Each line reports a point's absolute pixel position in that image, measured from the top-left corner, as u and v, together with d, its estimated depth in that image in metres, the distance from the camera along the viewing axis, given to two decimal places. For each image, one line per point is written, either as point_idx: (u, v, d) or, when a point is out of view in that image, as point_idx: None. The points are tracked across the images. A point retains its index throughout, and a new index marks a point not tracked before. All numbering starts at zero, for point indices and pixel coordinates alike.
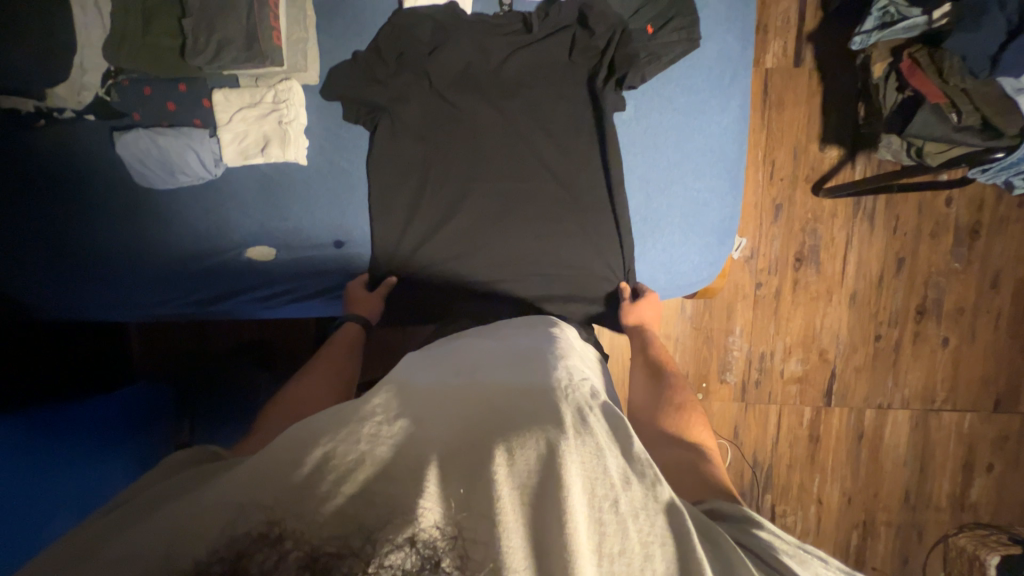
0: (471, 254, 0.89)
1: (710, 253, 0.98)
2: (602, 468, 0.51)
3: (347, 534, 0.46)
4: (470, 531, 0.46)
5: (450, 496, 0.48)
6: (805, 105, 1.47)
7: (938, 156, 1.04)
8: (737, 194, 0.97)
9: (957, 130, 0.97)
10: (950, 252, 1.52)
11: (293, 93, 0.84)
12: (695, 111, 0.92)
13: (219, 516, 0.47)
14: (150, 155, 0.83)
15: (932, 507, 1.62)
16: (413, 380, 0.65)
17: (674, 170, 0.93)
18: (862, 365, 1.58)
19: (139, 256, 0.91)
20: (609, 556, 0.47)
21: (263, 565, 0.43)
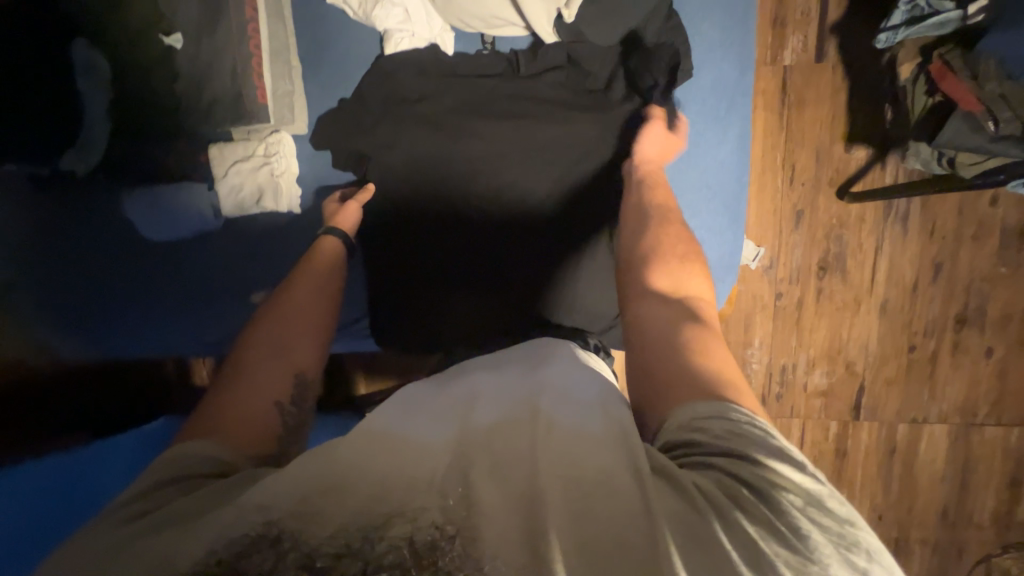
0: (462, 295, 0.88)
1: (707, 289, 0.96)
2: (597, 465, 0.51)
3: (347, 535, 0.47)
4: (468, 530, 0.47)
5: (447, 497, 0.49)
6: (828, 103, 1.37)
7: (973, 168, 0.95)
8: (737, 230, 0.96)
9: (994, 141, 0.87)
10: (996, 255, 1.40)
11: (282, 143, 0.90)
12: (690, 146, 0.93)
13: (216, 523, 0.48)
14: (153, 212, 0.90)
15: (973, 524, 1.52)
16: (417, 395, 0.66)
17: None
18: (894, 377, 1.49)
19: (148, 297, 0.94)
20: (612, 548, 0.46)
21: (262, 566, 0.45)
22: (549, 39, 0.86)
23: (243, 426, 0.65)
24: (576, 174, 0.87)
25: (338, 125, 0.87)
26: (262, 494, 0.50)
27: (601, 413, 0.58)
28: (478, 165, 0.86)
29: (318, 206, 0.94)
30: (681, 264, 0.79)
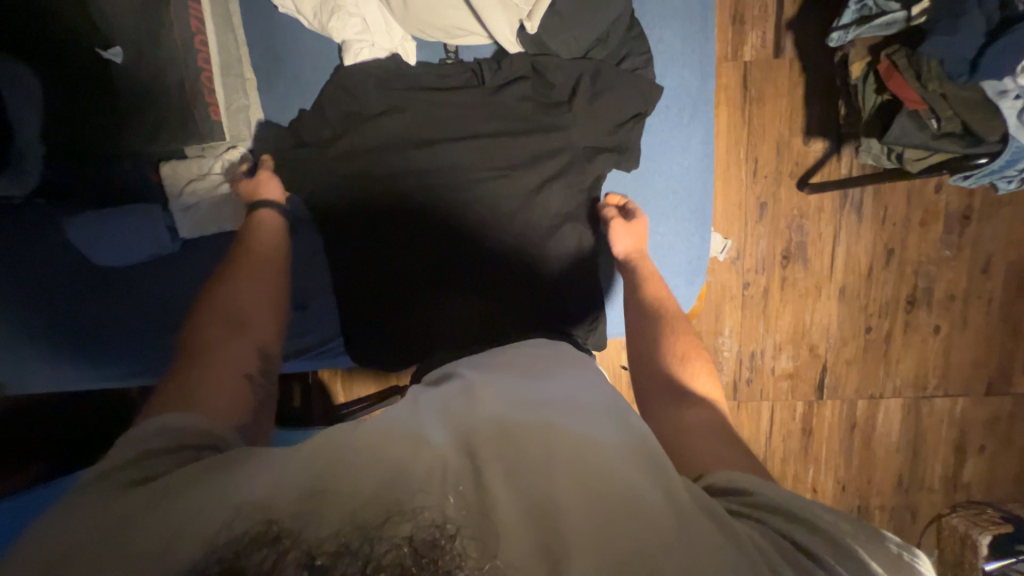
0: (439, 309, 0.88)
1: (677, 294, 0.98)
2: (606, 466, 0.52)
3: (347, 534, 0.46)
4: (471, 528, 0.46)
5: (453, 496, 0.48)
6: (787, 98, 1.41)
7: (918, 162, 1.00)
8: (704, 234, 0.97)
9: (935, 137, 0.93)
10: (941, 239, 1.49)
11: (242, 162, 0.86)
12: (654, 154, 0.95)
13: (213, 520, 0.47)
14: (100, 236, 0.82)
15: (925, 488, 1.64)
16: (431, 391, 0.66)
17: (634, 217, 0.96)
18: (853, 357, 1.58)
19: (105, 329, 0.89)
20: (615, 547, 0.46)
21: (261, 566, 0.43)
22: (514, 50, 0.85)
23: (217, 403, 0.64)
24: (550, 185, 0.85)
25: (298, 144, 0.84)
26: (263, 490, 0.49)
27: (610, 416, 0.59)
28: (448, 176, 0.84)
29: (282, 223, 0.90)
30: (685, 362, 0.81)
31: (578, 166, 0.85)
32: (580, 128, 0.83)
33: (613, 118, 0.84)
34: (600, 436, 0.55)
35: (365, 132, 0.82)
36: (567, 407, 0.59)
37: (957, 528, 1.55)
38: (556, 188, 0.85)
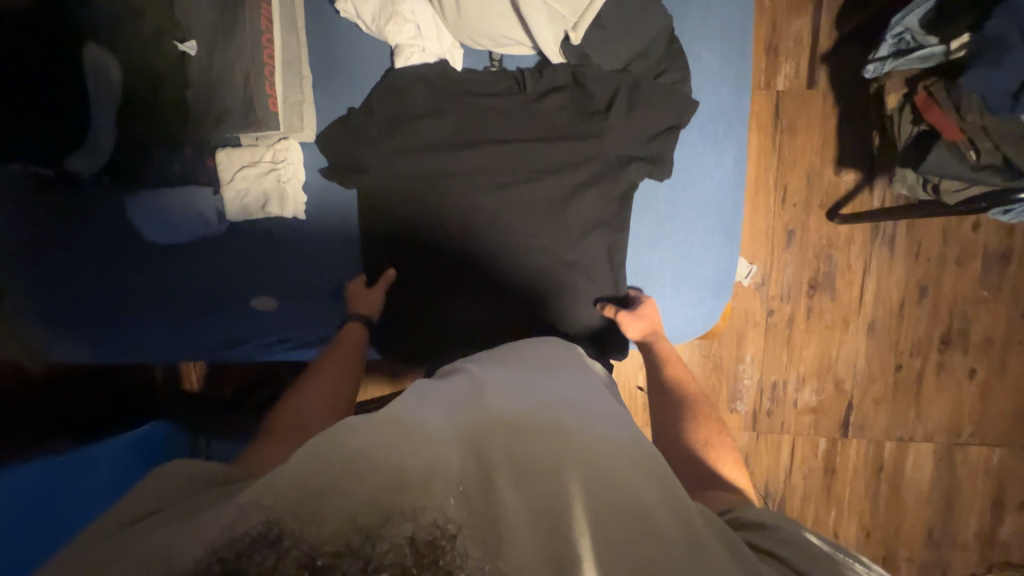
0: (465, 303, 0.91)
1: (703, 307, 0.97)
2: (608, 477, 0.53)
3: (347, 533, 0.46)
4: (473, 531, 0.47)
5: (456, 500, 0.49)
6: (819, 128, 1.42)
7: (955, 195, 0.99)
8: (733, 248, 0.96)
9: (974, 169, 0.92)
10: (978, 280, 1.44)
11: (290, 150, 0.87)
12: (689, 165, 0.93)
13: (219, 522, 0.47)
14: (156, 213, 0.87)
15: (958, 545, 1.54)
16: (429, 390, 0.65)
17: (665, 225, 0.94)
18: (882, 396, 1.52)
19: (144, 303, 0.94)
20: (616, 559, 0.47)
21: (262, 566, 0.44)
22: (557, 60, 0.87)
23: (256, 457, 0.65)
24: (582, 192, 0.87)
25: (343, 134, 0.87)
26: (266, 490, 0.49)
27: (611, 429, 0.60)
28: (484, 177, 0.88)
29: (322, 213, 0.92)
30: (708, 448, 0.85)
31: (610, 178, 0.87)
32: (618, 139, 0.86)
33: (651, 130, 0.86)
34: (604, 450, 0.56)
35: (410, 131, 0.87)
36: (570, 419, 0.60)
37: None
38: (590, 196, 0.87)
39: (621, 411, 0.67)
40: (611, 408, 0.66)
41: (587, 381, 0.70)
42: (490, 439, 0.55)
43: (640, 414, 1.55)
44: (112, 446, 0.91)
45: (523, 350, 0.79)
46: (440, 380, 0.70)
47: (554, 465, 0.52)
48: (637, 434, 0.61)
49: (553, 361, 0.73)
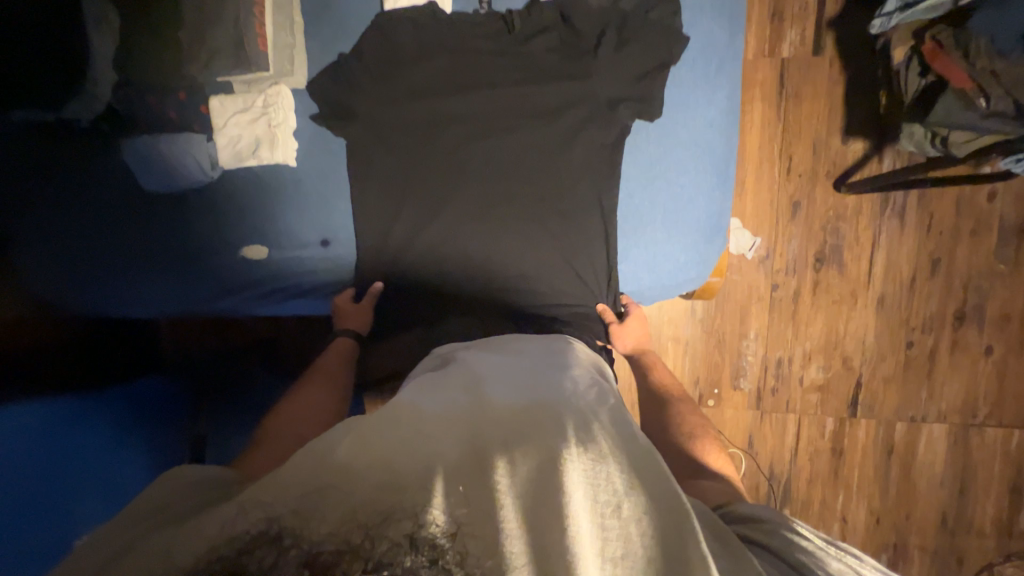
0: (452, 245, 0.90)
1: (697, 252, 0.94)
2: (604, 473, 0.53)
3: (349, 533, 0.49)
4: (470, 530, 0.48)
5: (451, 501, 0.51)
6: (825, 96, 1.39)
7: (965, 147, 0.95)
8: (727, 191, 0.94)
9: (985, 117, 0.88)
10: (994, 252, 1.39)
11: (281, 96, 0.88)
12: (680, 104, 0.91)
13: (218, 524, 0.50)
14: (152, 159, 0.89)
15: (974, 532, 1.47)
16: (429, 392, 0.67)
17: (656, 166, 0.92)
18: (892, 374, 1.46)
19: (141, 251, 0.96)
20: (613, 560, 0.48)
21: (262, 564, 0.47)
22: None
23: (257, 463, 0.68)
24: (572, 134, 0.87)
25: (333, 76, 0.87)
26: (263, 501, 0.51)
27: (606, 423, 0.61)
28: (476, 125, 0.88)
29: (312, 161, 0.92)
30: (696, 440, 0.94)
31: (603, 126, 0.87)
32: (611, 85, 0.86)
33: (641, 71, 0.86)
34: (602, 443, 0.56)
35: (402, 78, 0.87)
36: (567, 416, 0.60)
37: None
38: (584, 142, 0.87)
39: (616, 403, 0.68)
40: (606, 401, 0.68)
41: (581, 376, 0.71)
42: (485, 439, 0.57)
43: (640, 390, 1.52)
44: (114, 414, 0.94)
45: (519, 350, 0.81)
46: (438, 380, 0.72)
47: (549, 463, 0.53)
48: (633, 429, 0.61)
49: (547, 362, 0.75)
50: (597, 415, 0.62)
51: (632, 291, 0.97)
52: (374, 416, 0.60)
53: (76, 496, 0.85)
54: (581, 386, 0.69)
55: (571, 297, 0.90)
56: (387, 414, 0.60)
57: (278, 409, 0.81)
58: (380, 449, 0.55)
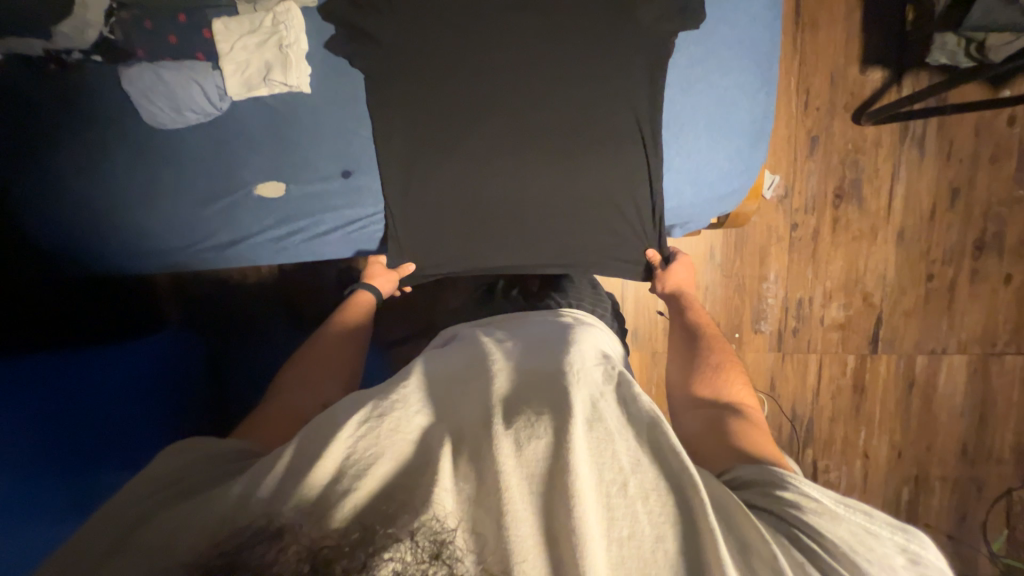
0: (486, 163, 0.85)
1: (740, 158, 0.92)
2: (611, 453, 0.57)
3: (354, 524, 0.49)
4: (479, 520, 0.52)
5: (463, 489, 0.54)
6: (843, 23, 1.35)
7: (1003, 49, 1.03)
8: (769, 91, 0.91)
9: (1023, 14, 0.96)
10: (1012, 178, 1.39)
11: (291, 14, 0.81)
12: (719, 0, 0.86)
13: (222, 510, 0.52)
14: (155, 90, 0.82)
15: (993, 459, 1.49)
16: (430, 376, 0.68)
17: (697, 68, 0.87)
18: (912, 308, 1.46)
19: (148, 198, 0.90)
20: (619, 539, 0.52)
21: (261, 559, 0.44)
22: None
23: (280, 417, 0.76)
24: (603, 46, 0.82)
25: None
26: (266, 487, 0.53)
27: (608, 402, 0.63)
28: (502, 39, 0.82)
29: (330, 84, 0.86)
30: (721, 373, 0.93)
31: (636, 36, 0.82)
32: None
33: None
34: (608, 423, 0.59)
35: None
36: (574, 393, 0.61)
37: None
38: (620, 55, 0.82)
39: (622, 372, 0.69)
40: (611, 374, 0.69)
41: (584, 350, 0.72)
42: (494, 422, 0.59)
43: (662, 339, 1.49)
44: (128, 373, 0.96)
45: (517, 330, 0.84)
46: (437, 361, 0.73)
47: (557, 446, 0.56)
48: (638, 402, 0.62)
49: (545, 340, 0.77)
50: (600, 395, 0.64)
51: (676, 208, 0.94)
52: (380, 398, 0.61)
53: (101, 472, 0.87)
54: (586, 361, 0.69)
55: (606, 224, 0.91)
56: (392, 397, 0.61)
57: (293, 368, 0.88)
58: (387, 435, 0.56)
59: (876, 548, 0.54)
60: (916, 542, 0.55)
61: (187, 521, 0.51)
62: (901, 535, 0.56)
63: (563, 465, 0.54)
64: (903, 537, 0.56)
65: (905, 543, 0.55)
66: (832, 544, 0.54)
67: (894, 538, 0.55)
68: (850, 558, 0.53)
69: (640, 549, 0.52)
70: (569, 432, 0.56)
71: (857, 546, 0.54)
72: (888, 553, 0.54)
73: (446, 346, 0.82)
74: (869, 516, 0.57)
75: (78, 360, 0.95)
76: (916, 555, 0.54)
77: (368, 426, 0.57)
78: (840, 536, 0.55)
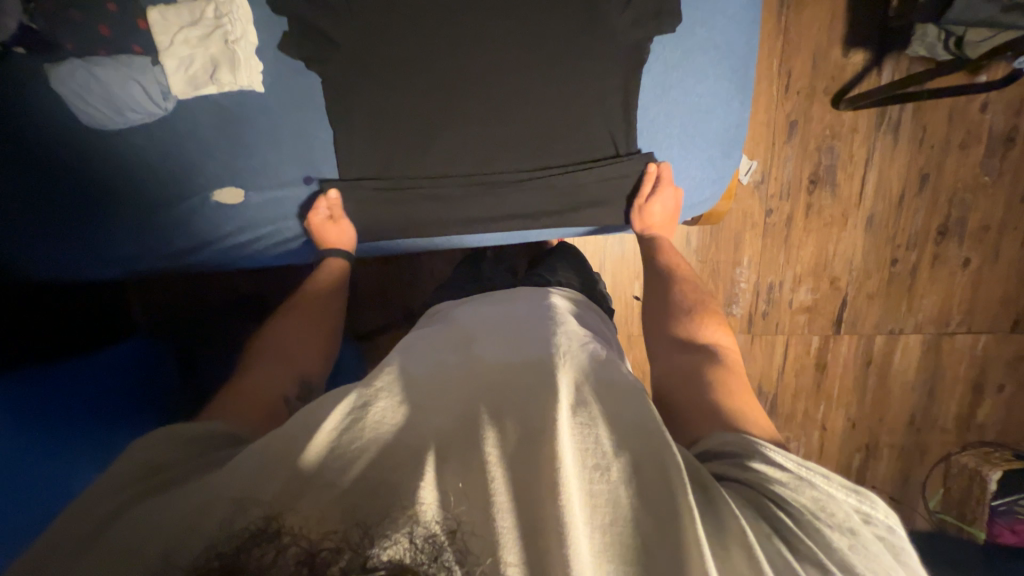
0: (461, 168, 0.88)
1: (712, 168, 0.94)
2: (594, 438, 0.50)
3: (347, 528, 0.44)
4: (468, 523, 0.44)
5: (449, 485, 0.47)
6: (828, 2, 1.30)
7: (979, 45, 1.10)
8: (745, 99, 0.91)
9: (1007, 10, 0.99)
10: (980, 165, 1.41)
11: (235, 5, 0.76)
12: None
13: (214, 513, 0.45)
14: (89, 90, 0.76)
15: (937, 428, 1.61)
16: (417, 361, 0.64)
17: (672, 74, 0.86)
18: (875, 291, 1.52)
19: (94, 203, 0.86)
20: (602, 528, 0.45)
21: (260, 562, 0.41)
22: None
23: (256, 395, 0.67)
24: (571, 51, 0.82)
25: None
26: (248, 472, 0.48)
27: (594, 382, 0.58)
28: (470, 45, 0.82)
29: (286, 86, 0.83)
30: (695, 318, 0.84)
31: (600, 44, 0.82)
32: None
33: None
34: (593, 407, 0.53)
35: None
36: (557, 377, 0.56)
37: (966, 466, 1.52)
38: (590, 62, 0.83)
39: (610, 360, 0.65)
40: (598, 358, 0.64)
41: (572, 334, 0.69)
42: (479, 412, 0.53)
43: (637, 324, 1.51)
44: (96, 374, 0.90)
45: (508, 308, 0.81)
46: (424, 346, 0.69)
47: (540, 433, 0.50)
48: (623, 381, 0.58)
49: (534, 321, 0.74)
50: (588, 377, 0.59)
51: None
52: (364, 387, 0.56)
53: (73, 477, 0.76)
54: (574, 343, 0.66)
55: (571, 215, 0.94)
56: (375, 387, 0.56)
57: (266, 332, 0.82)
58: (371, 428, 0.51)
59: (837, 511, 0.48)
60: (869, 501, 0.50)
61: (173, 512, 0.46)
62: (855, 497, 0.50)
63: (547, 449, 0.48)
64: (856, 499, 0.50)
65: (859, 504, 0.49)
66: (799, 513, 0.47)
67: (847, 500, 0.49)
68: (818, 528, 0.46)
69: (629, 539, 0.44)
70: (551, 418, 0.50)
71: (818, 512, 0.48)
72: (846, 515, 0.48)
73: (432, 328, 0.78)
74: (844, 490, 0.50)
75: (54, 367, 0.91)
76: (870, 518, 0.48)
77: (352, 414, 0.52)
78: (802, 503, 0.48)
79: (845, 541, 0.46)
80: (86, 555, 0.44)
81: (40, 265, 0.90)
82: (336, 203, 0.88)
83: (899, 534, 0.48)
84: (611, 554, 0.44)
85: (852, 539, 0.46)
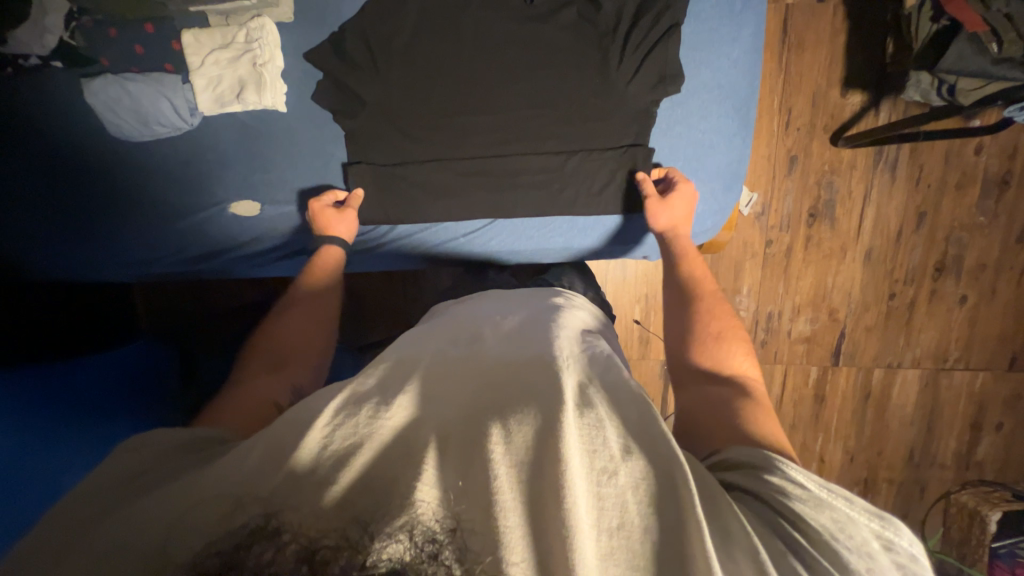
0: (472, 191, 0.93)
1: (714, 201, 0.97)
2: (602, 440, 0.50)
3: (346, 525, 0.44)
4: (469, 522, 0.45)
5: (449, 483, 0.48)
6: (828, 45, 1.36)
7: (972, 94, 1.12)
8: (746, 137, 0.94)
9: (995, 62, 1.05)
10: (975, 205, 1.45)
11: (265, 31, 0.80)
12: (701, 44, 0.88)
13: (212, 510, 0.45)
14: (120, 103, 0.80)
15: (936, 464, 1.60)
16: (416, 358, 0.64)
17: (677, 110, 0.91)
18: (874, 324, 1.53)
19: (112, 210, 0.89)
20: (607, 530, 0.46)
21: (260, 560, 0.40)
22: None
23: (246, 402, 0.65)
24: (579, 85, 0.86)
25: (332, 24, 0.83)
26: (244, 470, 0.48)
27: (599, 385, 0.58)
28: (484, 76, 0.86)
29: (307, 107, 0.87)
30: (720, 340, 0.78)
31: (610, 78, 0.85)
32: (630, 37, 0.83)
33: (662, 30, 0.83)
34: (598, 409, 0.53)
35: (408, 20, 0.83)
36: (563, 378, 0.56)
37: (966, 505, 1.51)
38: (597, 97, 0.87)
39: (611, 361, 0.65)
40: (600, 360, 0.64)
41: (573, 334, 0.69)
42: (482, 412, 0.53)
43: (637, 347, 1.52)
44: (101, 373, 0.92)
45: (509, 306, 0.81)
46: (421, 342, 0.69)
47: (543, 434, 0.50)
48: (624, 386, 0.59)
49: (535, 320, 0.74)
50: (592, 379, 0.59)
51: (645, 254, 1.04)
52: (358, 386, 0.56)
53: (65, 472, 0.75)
54: (576, 345, 0.66)
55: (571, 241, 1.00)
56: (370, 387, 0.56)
57: (266, 330, 0.80)
58: (365, 424, 0.50)
59: (855, 536, 0.48)
60: (894, 528, 0.48)
61: (172, 506, 0.46)
62: (878, 522, 0.49)
63: (556, 450, 0.48)
64: (880, 524, 0.49)
65: (882, 530, 0.48)
66: (815, 532, 0.48)
67: (869, 525, 0.49)
68: (832, 548, 0.47)
69: (635, 545, 0.46)
70: (558, 418, 0.50)
71: (836, 533, 0.48)
72: (864, 540, 0.48)
73: (433, 323, 0.78)
74: (870, 516, 0.49)
75: (61, 366, 0.92)
76: (891, 544, 0.48)
77: (350, 411, 0.52)
78: (821, 524, 0.48)
79: (862, 564, 0.46)
80: (79, 553, 0.44)
81: (50, 265, 0.92)
82: (358, 197, 0.89)
83: (921, 562, 0.48)
84: (615, 557, 0.45)
85: (868, 563, 0.46)
